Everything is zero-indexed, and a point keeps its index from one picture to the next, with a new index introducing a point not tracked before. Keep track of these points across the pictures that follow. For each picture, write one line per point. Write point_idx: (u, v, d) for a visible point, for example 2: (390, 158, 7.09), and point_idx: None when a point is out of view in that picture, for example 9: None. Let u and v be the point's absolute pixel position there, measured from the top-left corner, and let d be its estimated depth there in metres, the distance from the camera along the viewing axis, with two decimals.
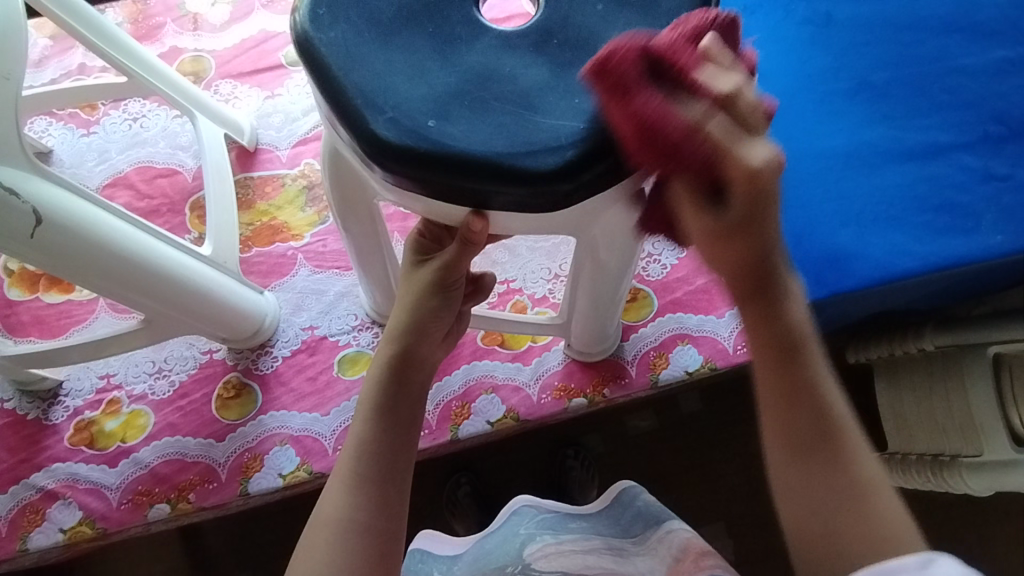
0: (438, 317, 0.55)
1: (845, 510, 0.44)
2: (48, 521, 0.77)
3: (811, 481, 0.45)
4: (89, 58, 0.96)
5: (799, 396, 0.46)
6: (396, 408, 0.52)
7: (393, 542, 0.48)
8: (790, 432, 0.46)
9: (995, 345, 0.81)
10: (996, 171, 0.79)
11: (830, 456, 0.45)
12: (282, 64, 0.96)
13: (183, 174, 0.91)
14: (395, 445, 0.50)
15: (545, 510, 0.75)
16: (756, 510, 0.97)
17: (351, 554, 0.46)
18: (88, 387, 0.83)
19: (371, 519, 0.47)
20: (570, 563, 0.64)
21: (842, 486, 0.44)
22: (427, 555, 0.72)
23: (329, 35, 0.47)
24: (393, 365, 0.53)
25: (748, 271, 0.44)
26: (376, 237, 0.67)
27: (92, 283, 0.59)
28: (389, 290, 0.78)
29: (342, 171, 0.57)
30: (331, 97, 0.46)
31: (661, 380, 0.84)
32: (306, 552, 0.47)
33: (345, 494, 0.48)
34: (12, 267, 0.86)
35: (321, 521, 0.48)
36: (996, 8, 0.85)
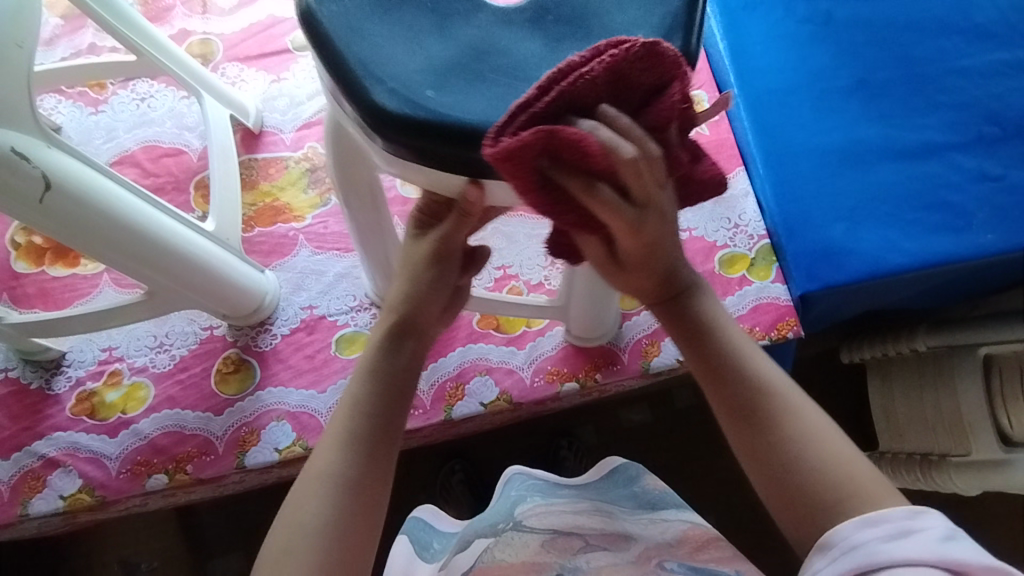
0: (440, 292, 0.56)
1: (799, 472, 0.47)
2: (48, 488, 0.79)
3: (757, 437, 0.48)
4: (100, 38, 0.97)
5: (731, 382, 0.49)
6: (390, 378, 0.53)
7: (376, 501, 0.49)
8: (733, 418, 0.49)
9: (986, 345, 0.83)
10: (989, 171, 0.81)
11: (777, 433, 0.47)
12: (289, 49, 0.98)
13: (188, 154, 0.93)
14: (385, 410, 0.51)
15: (535, 476, 0.77)
16: (744, 502, 0.98)
17: (337, 510, 0.47)
18: (90, 359, 0.85)
19: (356, 477, 0.48)
20: (559, 521, 0.68)
21: (794, 455, 0.47)
22: (428, 526, 0.76)
23: (330, 10, 0.48)
24: (393, 334, 0.54)
25: (652, 286, 0.49)
26: (379, 213, 0.69)
27: (97, 250, 0.60)
28: (388, 274, 0.79)
29: (343, 144, 0.58)
30: (332, 70, 0.47)
31: (651, 367, 0.85)
32: (293, 502, 0.48)
33: (334, 452, 0.49)
34: (19, 240, 0.88)
35: (311, 474, 0.49)
36: (995, 10, 0.87)
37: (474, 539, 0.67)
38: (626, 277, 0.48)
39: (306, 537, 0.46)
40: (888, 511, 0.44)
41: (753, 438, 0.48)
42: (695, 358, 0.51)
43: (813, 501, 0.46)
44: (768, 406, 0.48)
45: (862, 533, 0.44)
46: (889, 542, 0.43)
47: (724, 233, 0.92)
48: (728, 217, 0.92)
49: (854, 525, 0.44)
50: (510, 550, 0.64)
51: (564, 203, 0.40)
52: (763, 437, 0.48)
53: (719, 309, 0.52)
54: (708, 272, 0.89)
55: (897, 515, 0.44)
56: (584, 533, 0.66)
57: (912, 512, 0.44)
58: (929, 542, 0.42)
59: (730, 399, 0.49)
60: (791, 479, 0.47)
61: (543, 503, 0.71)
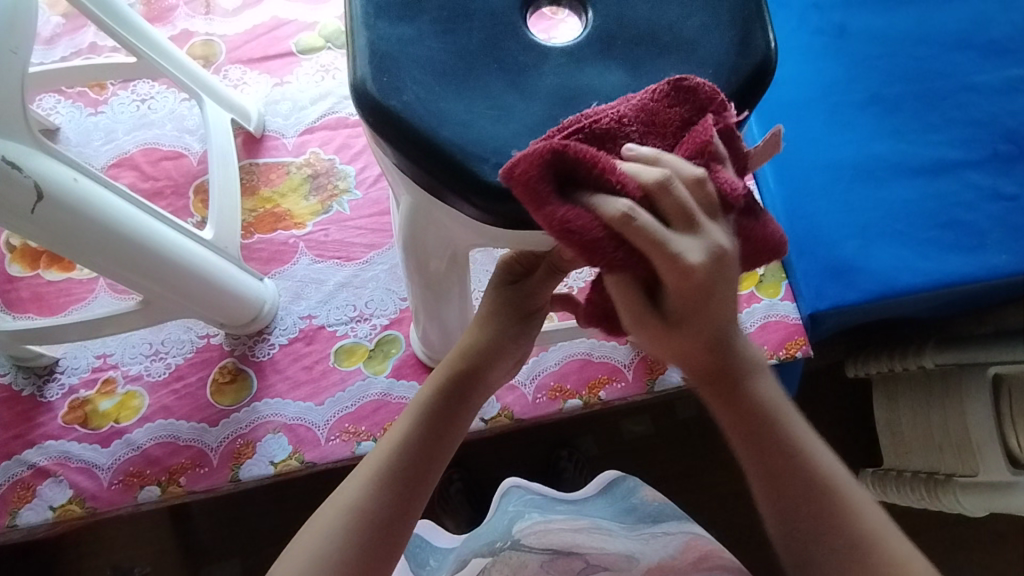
0: (518, 342, 0.55)
1: (840, 562, 0.41)
2: (38, 498, 0.77)
3: (805, 525, 0.42)
4: (100, 38, 0.96)
5: (784, 467, 0.42)
6: (444, 421, 0.50)
7: (393, 542, 0.46)
8: (779, 507, 0.42)
9: (995, 364, 0.80)
10: (1004, 190, 0.79)
11: (826, 520, 0.41)
12: (292, 52, 0.96)
13: (189, 158, 0.91)
14: (433, 452, 0.48)
15: (532, 491, 0.76)
16: (748, 521, 0.96)
17: (357, 542, 0.44)
18: (84, 366, 0.83)
19: (388, 512, 0.46)
20: (558, 541, 0.65)
21: (837, 549, 0.41)
22: (426, 542, 0.73)
23: (403, 97, 0.43)
24: (456, 375, 0.52)
25: (699, 348, 0.39)
26: (451, 288, 0.62)
27: (90, 261, 0.58)
28: (447, 330, 0.72)
29: (419, 225, 0.51)
30: (430, 163, 0.43)
31: (656, 386, 0.84)
32: (314, 526, 0.46)
33: (367, 484, 0.46)
34: (14, 243, 0.86)
35: (336, 498, 0.46)
36: (1011, 26, 0.85)
37: (471, 558, 0.65)
38: (668, 346, 0.39)
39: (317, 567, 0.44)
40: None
41: (792, 522, 0.42)
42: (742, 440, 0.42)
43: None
44: (821, 494, 0.41)
45: None
46: None
47: None
48: None
49: None
50: (508, 569, 0.62)
51: (603, 251, 0.35)
52: (808, 527, 0.42)
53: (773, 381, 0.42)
54: None
55: None
56: (584, 552, 0.63)
57: None
58: None
59: (780, 485, 0.42)
60: (831, 563, 0.41)
61: (539, 521, 0.69)
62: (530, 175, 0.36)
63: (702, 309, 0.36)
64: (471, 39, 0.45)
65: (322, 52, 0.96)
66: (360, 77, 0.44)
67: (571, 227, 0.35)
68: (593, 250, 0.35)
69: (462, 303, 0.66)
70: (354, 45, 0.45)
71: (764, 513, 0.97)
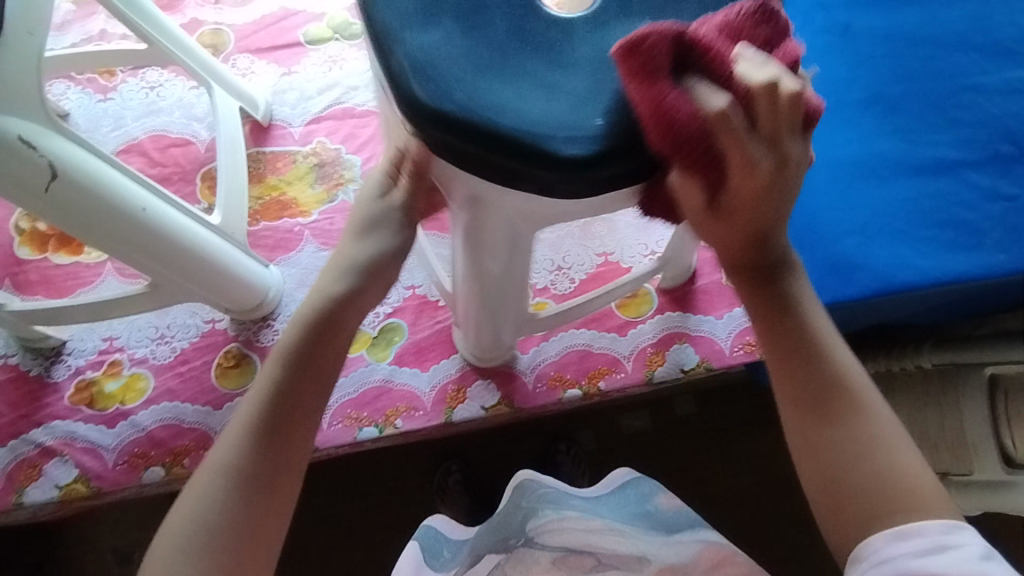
0: (392, 262, 0.55)
1: (866, 461, 0.47)
2: (43, 477, 0.79)
3: (828, 427, 0.48)
4: (111, 25, 0.97)
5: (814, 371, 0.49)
6: (307, 368, 0.51)
7: (274, 486, 0.48)
8: (807, 403, 0.49)
9: (991, 365, 0.82)
10: (1003, 191, 0.80)
11: (843, 434, 0.48)
12: (300, 42, 0.97)
13: (196, 145, 0.92)
14: (305, 399, 0.50)
15: (547, 483, 0.74)
16: (744, 514, 0.97)
17: (240, 501, 0.46)
18: (90, 348, 0.84)
19: (260, 468, 0.48)
20: (571, 539, 0.69)
21: (865, 457, 0.47)
22: (440, 534, 0.72)
23: (453, 96, 0.43)
24: (324, 302, 0.53)
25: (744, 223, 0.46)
26: (506, 280, 0.62)
27: (101, 240, 0.60)
28: (492, 318, 0.71)
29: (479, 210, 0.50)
30: (501, 155, 0.42)
31: (656, 377, 0.84)
32: (190, 491, 0.48)
33: (237, 443, 0.48)
34: (23, 226, 0.87)
35: (210, 464, 0.48)
36: (1014, 28, 0.86)
37: (485, 553, 0.70)
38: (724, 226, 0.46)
39: (205, 533, 0.45)
40: (920, 528, 0.45)
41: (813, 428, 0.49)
42: (774, 344, 0.50)
43: (861, 505, 0.47)
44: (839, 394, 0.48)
45: (894, 546, 0.45)
46: (917, 557, 0.44)
47: None
48: None
49: (886, 538, 0.45)
50: (522, 567, 0.67)
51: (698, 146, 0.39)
52: (835, 414, 0.48)
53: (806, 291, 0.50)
54: (716, 282, 0.88)
55: (935, 529, 0.44)
56: (597, 553, 0.67)
57: (952, 527, 0.44)
58: (962, 558, 0.43)
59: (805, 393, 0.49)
60: (863, 464, 0.47)
61: (556, 517, 0.72)
62: (654, 53, 0.37)
63: (768, 195, 0.43)
64: (497, 30, 0.45)
65: (330, 43, 0.97)
66: (402, 83, 0.43)
67: (677, 124, 0.38)
68: (693, 146, 0.39)
69: (513, 290, 0.65)
70: (386, 51, 0.44)
71: (760, 508, 0.97)
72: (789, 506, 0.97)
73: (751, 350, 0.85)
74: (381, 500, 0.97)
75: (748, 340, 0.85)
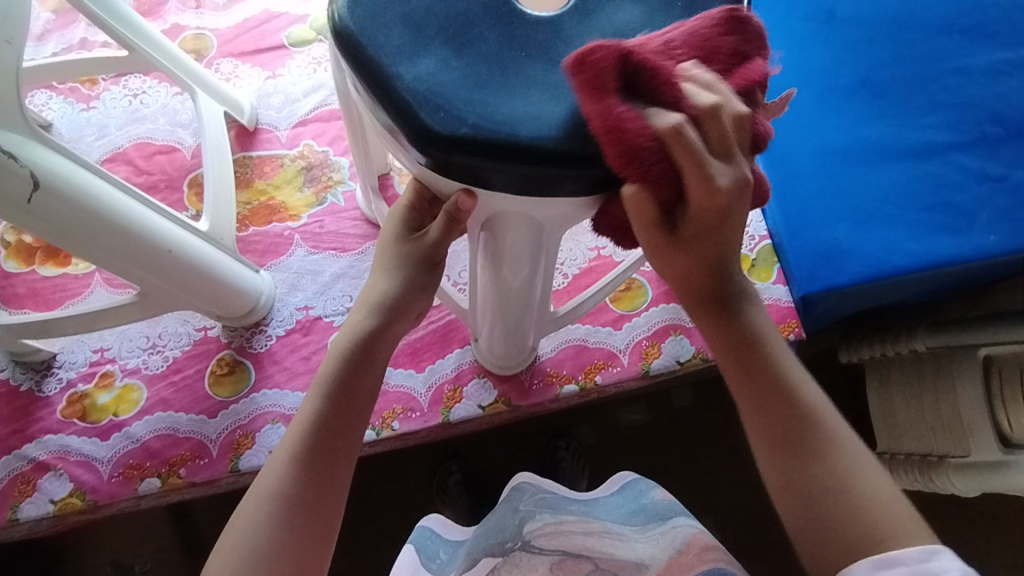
0: (419, 295, 0.54)
1: (838, 492, 0.47)
2: (38, 492, 0.78)
3: (794, 459, 0.48)
4: (91, 33, 0.96)
5: (784, 409, 0.49)
6: (347, 394, 0.51)
7: (320, 515, 0.48)
8: (772, 434, 0.49)
9: (985, 346, 0.82)
10: (991, 171, 0.80)
11: (813, 476, 0.48)
12: (284, 45, 0.96)
13: (182, 152, 0.91)
14: (345, 427, 0.50)
15: (544, 488, 0.76)
16: (746, 504, 0.97)
17: (289, 529, 0.47)
18: (82, 360, 0.83)
19: (310, 496, 0.48)
20: (568, 542, 0.67)
21: (839, 489, 0.47)
22: (436, 534, 0.74)
23: (467, 121, 0.41)
24: (359, 335, 0.52)
25: (704, 284, 0.49)
26: (532, 291, 0.60)
27: (86, 250, 0.59)
28: (509, 328, 0.70)
29: (499, 223, 0.49)
30: (536, 171, 0.41)
31: (652, 369, 0.84)
32: (239, 521, 0.48)
33: (285, 472, 0.48)
34: (9, 240, 0.86)
35: (257, 493, 0.48)
36: (997, 9, 0.86)
37: (481, 557, 0.67)
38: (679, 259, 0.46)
39: (259, 560, 0.45)
40: (901, 557, 0.44)
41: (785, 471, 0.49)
42: (741, 381, 0.50)
43: (834, 551, 0.46)
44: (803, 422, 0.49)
45: None
46: None
47: None
48: None
49: (870, 565, 0.45)
50: (518, 570, 0.64)
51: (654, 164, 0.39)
52: (801, 442, 0.48)
53: (765, 318, 0.51)
54: None
55: (913, 556, 0.44)
56: (594, 556, 0.65)
57: (928, 552, 0.44)
58: None
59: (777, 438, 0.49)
60: (831, 494, 0.47)
61: (552, 521, 0.71)
62: (604, 70, 0.38)
63: (714, 233, 0.45)
64: (485, 43, 0.43)
65: (314, 44, 0.96)
66: (413, 122, 0.41)
67: (625, 139, 0.38)
68: (648, 160, 0.39)
69: (535, 303, 0.64)
70: (385, 93, 0.42)
71: (762, 498, 0.97)
72: None
73: None
74: (381, 504, 0.96)
75: None
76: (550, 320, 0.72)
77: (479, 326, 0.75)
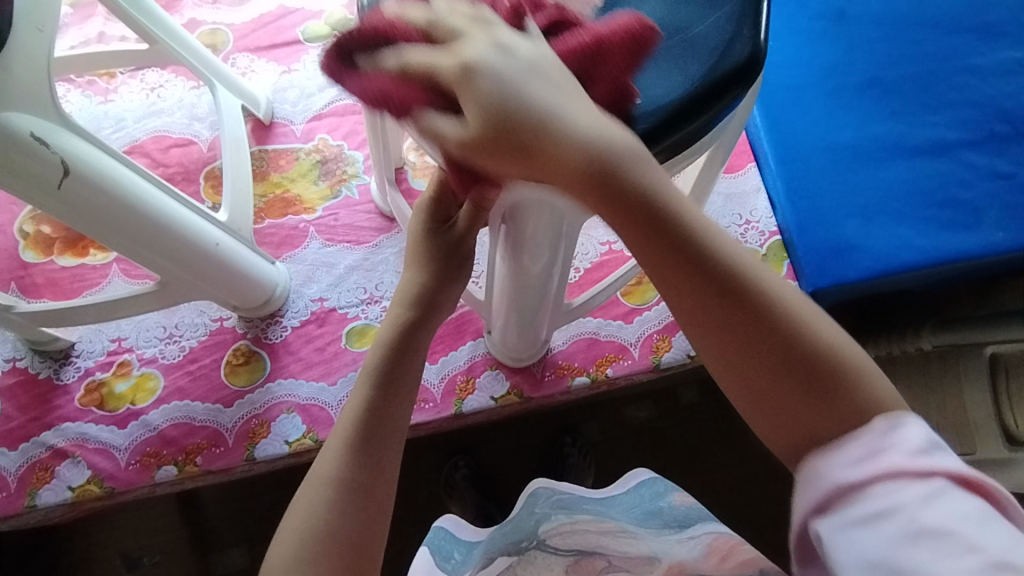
0: (448, 285, 0.55)
1: (818, 384, 0.35)
2: (56, 479, 0.79)
3: (757, 371, 0.35)
4: (109, 27, 0.97)
5: (729, 294, 0.34)
6: (395, 378, 0.51)
7: (376, 495, 0.47)
8: (728, 356, 0.35)
9: (993, 344, 0.83)
10: (1001, 169, 0.81)
11: (774, 373, 0.35)
12: (299, 40, 0.97)
13: (198, 145, 0.92)
14: (394, 412, 0.50)
15: (561, 490, 0.74)
16: (752, 500, 0.97)
17: (345, 509, 0.46)
18: (99, 349, 0.84)
19: (364, 477, 0.47)
20: (583, 540, 0.68)
21: (820, 390, 0.35)
22: (450, 535, 0.73)
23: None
24: (402, 324, 0.53)
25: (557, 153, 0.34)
26: (549, 280, 0.61)
27: (110, 237, 0.60)
28: (525, 319, 0.71)
29: (524, 212, 0.50)
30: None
31: (663, 362, 0.85)
32: (295, 506, 0.47)
33: (340, 454, 0.48)
34: (28, 230, 0.87)
35: (311, 477, 0.48)
36: (1007, 9, 0.87)
37: (496, 556, 0.68)
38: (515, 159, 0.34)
39: (316, 541, 0.45)
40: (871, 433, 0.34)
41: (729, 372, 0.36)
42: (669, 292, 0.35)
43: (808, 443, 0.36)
44: (752, 318, 0.34)
45: (840, 472, 0.34)
46: (859, 468, 0.34)
47: (735, 228, 0.90)
48: (739, 213, 0.91)
49: (839, 464, 0.34)
50: (535, 569, 0.66)
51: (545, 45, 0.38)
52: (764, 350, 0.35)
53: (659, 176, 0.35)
54: None
55: (878, 433, 0.34)
56: (608, 555, 0.66)
57: (895, 425, 0.34)
58: (903, 457, 0.34)
59: (716, 337, 0.35)
60: (815, 399, 0.35)
61: (568, 521, 0.71)
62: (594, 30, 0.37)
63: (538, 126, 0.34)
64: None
65: (329, 40, 0.97)
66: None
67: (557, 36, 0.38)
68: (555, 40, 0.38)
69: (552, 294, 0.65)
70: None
71: (769, 494, 0.98)
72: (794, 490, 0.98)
73: None
74: None
75: None
76: (563, 311, 0.73)
77: (493, 318, 0.76)
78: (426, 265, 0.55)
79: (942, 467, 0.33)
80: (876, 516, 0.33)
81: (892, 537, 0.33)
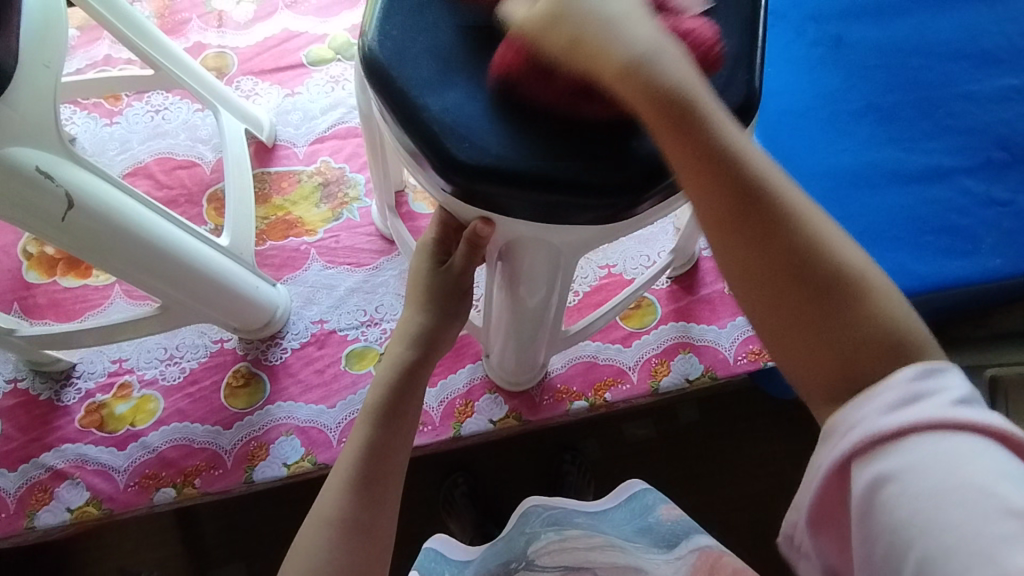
0: (446, 322, 0.56)
1: (840, 316, 0.38)
2: (55, 500, 0.79)
3: (799, 295, 0.39)
4: (115, 50, 0.98)
5: (757, 211, 0.39)
6: (392, 418, 0.52)
7: (374, 535, 0.49)
8: (769, 283, 0.39)
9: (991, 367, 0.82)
10: (998, 196, 0.81)
11: (795, 295, 0.39)
12: (303, 64, 0.99)
13: (202, 167, 0.93)
14: (393, 451, 0.51)
15: (552, 505, 0.74)
16: (750, 519, 0.97)
17: (344, 550, 0.47)
18: (101, 370, 0.85)
19: (363, 517, 0.49)
20: (570, 557, 0.68)
21: (844, 316, 0.38)
22: (441, 555, 0.71)
23: (492, 152, 0.43)
24: (401, 364, 0.54)
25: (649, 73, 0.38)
26: (547, 311, 0.61)
27: (110, 263, 0.60)
28: (523, 345, 0.71)
29: (520, 251, 0.51)
30: (554, 199, 0.43)
31: (661, 386, 0.85)
32: (298, 546, 0.49)
33: (340, 495, 0.49)
34: (31, 251, 0.88)
35: (313, 519, 0.49)
36: (1003, 37, 0.88)
37: None
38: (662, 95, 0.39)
39: None
40: (893, 375, 0.36)
41: (759, 285, 0.39)
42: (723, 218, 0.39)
43: (841, 376, 0.38)
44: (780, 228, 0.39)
45: (859, 411, 0.36)
46: (888, 413, 0.35)
47: None
48: None
49: (858, 408, 0.36)
50: None
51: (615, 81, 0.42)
52: (795, 273, 0.39)
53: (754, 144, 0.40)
54: (718, 291, 0.89)
55: (908, 376, 0.36)
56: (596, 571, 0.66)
57: (926, 371, 0.36)
58: (938, 405, 0.35)
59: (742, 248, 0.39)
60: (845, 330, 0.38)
61: (556, 539, 0.71)
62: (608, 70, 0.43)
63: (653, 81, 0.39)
64: None
65: (333, 63, 0.99)
66: (441, 152, 0.43)
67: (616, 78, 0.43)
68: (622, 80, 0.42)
69: (548, 325, 0.66)
70: (414, 123, 0.44)
71: (769, 514, 0.97)
72: (794, 510, 0.97)
73: (754, 358, 0.85)
74: None
75: (751, 348, 0.86)
76: (561, 339, 0.73)
77: (491, 342, 0.76)
78: (423, 303, 0.55)
79: (987, 425, 0.34)
80: (903, 461, 0.34)
81: (920, 488, 0.34)
